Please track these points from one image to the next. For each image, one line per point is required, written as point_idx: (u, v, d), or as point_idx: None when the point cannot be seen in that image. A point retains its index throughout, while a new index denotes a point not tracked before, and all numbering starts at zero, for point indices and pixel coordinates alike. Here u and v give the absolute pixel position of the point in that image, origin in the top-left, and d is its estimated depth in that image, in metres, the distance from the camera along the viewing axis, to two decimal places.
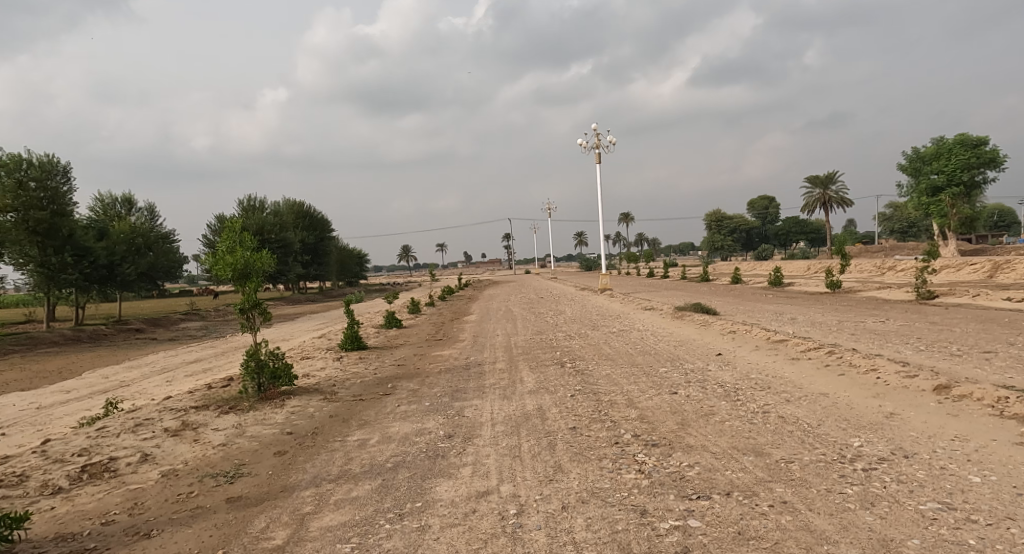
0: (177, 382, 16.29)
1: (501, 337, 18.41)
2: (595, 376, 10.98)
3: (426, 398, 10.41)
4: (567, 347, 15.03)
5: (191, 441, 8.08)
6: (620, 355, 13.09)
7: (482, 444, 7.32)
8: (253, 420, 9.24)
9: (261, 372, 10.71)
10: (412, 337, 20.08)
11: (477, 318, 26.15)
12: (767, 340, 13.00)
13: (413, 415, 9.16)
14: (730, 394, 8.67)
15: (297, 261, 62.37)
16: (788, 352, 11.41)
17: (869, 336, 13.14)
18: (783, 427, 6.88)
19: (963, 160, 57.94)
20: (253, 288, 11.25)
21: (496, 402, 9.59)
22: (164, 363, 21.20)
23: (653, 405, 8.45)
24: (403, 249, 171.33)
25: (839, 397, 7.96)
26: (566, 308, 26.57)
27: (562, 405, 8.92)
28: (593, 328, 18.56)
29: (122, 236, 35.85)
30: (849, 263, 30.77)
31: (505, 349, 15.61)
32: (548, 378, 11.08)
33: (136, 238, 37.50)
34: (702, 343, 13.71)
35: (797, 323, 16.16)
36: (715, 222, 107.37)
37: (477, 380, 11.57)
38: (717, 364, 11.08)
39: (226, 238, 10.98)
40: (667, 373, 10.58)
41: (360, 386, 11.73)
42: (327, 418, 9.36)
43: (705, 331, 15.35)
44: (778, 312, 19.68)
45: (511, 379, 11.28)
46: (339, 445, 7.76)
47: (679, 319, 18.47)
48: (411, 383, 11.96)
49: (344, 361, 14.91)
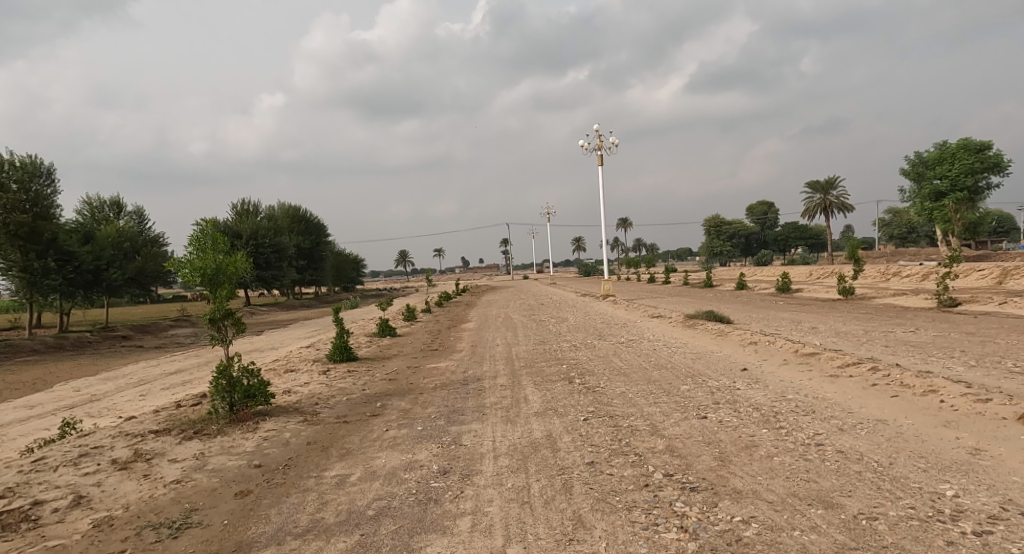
0: (152, 397, 15.01)
1: (501, 348, 17.22)
2: (609, 395, 9.79)
3: (419, 420, 9.21)
4: (573, 359, 13.90)
5: (140, 477, 6.86)
6: (634, 369, 11.92)
7: (482, 484, 6.11)
8: (218, 447, 8.02)
9: (233, 389, 9.53)
10: (406, 347, 18.90)
11: (475, 325, 24.94)
12: (795, 353, 11.84)
13: (403, 443, 7.95)
14: (769, 420, 7.47)
15: (292, 266, 61.21)
16: (823, 367, 10.22)
17: (906, 349, 12.02)
18: (846, 465, 5.70)
19: (967, 164, 57.12)
20: (225, 296, 10.05)
21: (498, 427, 8.40)
22: (143, 374, 19.96)
23: (683, 434, 7.25)
24: (401, 254, 170.48)
25: (901, 424, 6.78)
26: (569, 315, 25.45)
27: (575, 432, 7.73)
28: (599, 338, 17.38)
29: (109, 240, 34.63)
30: (861, 268, 29.73)
31: (506, 362, 14.43)
32: (556, 398, 9.90)
33: (124, 243, 36.29)
34: (722, 356, 12.52)
35: (821, 334, 15.01)
36: (714, 227, 106.62)
37: (476, 399, 10.38)
38: (744, 381, 9.90)
39: (195, 240, 9.79)
40: (690, 393, 9.41)
41: (345, 406, 10.49)
42: (304, 446, 8.13)
43: (724, 342, 14.22)
44: (795, 320, 18.55)
45: (513, 398, 10.10)
46: (313, 483, 6.55)
47: (692, 328, 17.31)
48: (402, 401, 10.75)
49: (331, 374, 13.68)
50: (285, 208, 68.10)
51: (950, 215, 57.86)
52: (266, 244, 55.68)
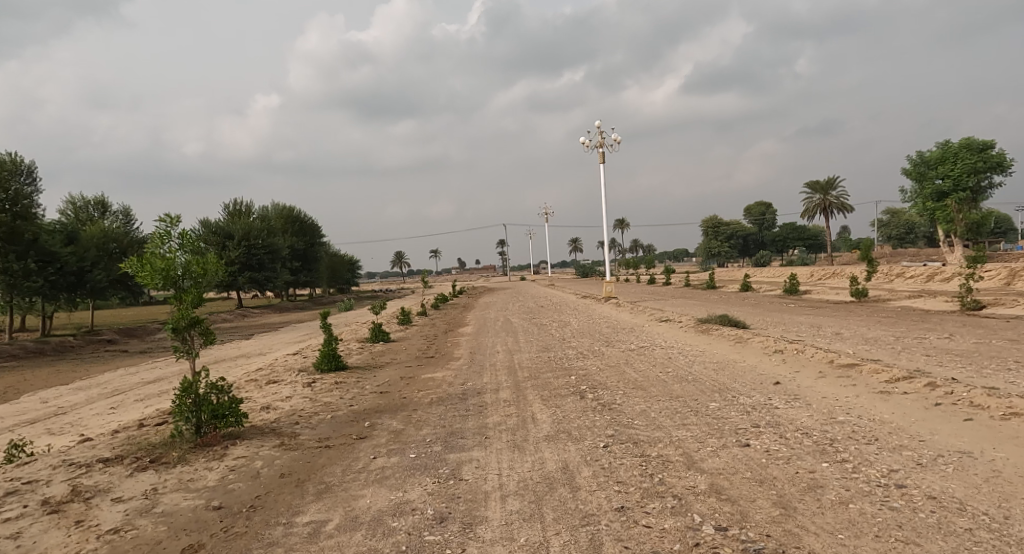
0: (123, 410, 13.78)
1: (502, 355, 16.06)
2: (629, 414, 8.62)
3: (412, 445, 7.99)
4: (581, 368, 12.77)
5: (72, 524, 5.65)
6: (653, 381, 10.74)
7: (491, 541, 4.95)
8: (176, 481, 6.83)
9: (199, 409, 8.33)
10: (400, 354, 17.74)
11: (473, 329, 23.78)
12: (830, 363, 10.65)
13: (394, 476, 6.76)
14: (827, 450, 6.31)
15: (285, 268, 59.90)
16: (868, 382, 9.04)
17: (951, 358, 10.91)
18: (947, 519, 4.56)
19: (970, 164, 56.08)
20: (190, 301, 8.79)
21: (503, 456, 7.21)
22: (120, 383, 18.71)
23: (727, 468, 6.09)
24: (396, 254, 169.26)
25: (993, 459, 5.62)
26: (572, 319, 24.30)
27: (596, 464, 6.54)
28: (607, 345, 16.19)
29: (93, 241, 33.31)
30: (874, 269, 28.62)
31: (509, 372, 13.23)
32: (569, 417, 8.74)
33: (109, 243, 34.95)
34: (748, 367, 11.35)
35: (848, 340, 13.88)
36: (712, 227, 105.65)
37: (477, 418, 9.20)
38: (781, 399, 8.72)
39: (158, 238, 8.57)
40: (722, 412, 8.24)
41: (328, 426, 9.27)
42: (276, 479, 6.88)
43: (745, 350, 13.09)
44: (814, 325, 17.38)
45: (520, 418, 8.92)
46: (281, 535, 5.37)
47: (707, 334, 16.10)
48: (394, 420, 9.55)
49: (316, 387, 12.46)
50: (277, 208, 66.77)
51: (953, 216, 56.76)
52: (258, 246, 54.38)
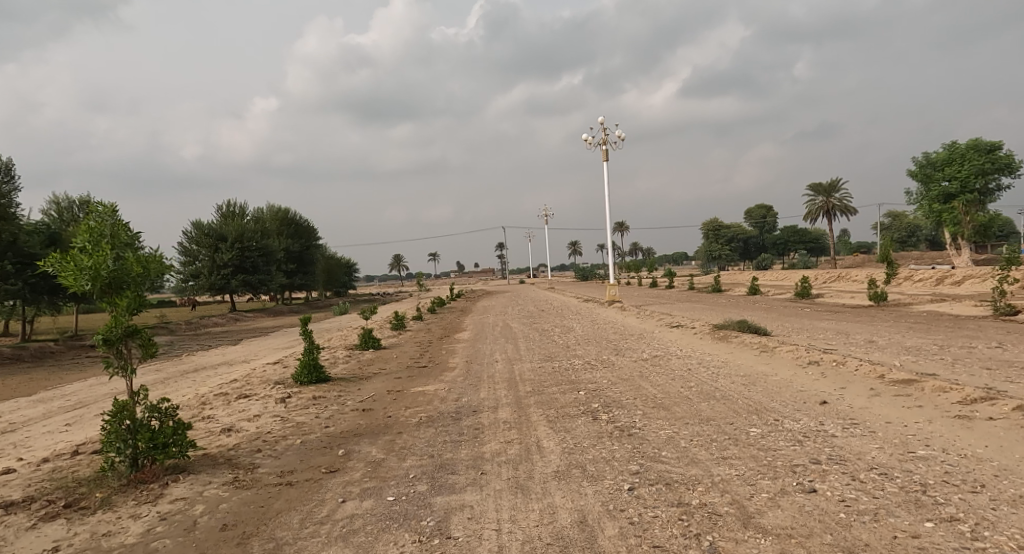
0: (78, 428, 12.32)
1: (501, 365, 14.61)
2: (656, 444, 7.16)
3: (393, 483, 6.56)
4: (590, 382, 11.34)
5: None
6: (675, 401, 9.32)
7: None
8: (87, 540, 5.39)
9: (134, 437, 6.84)
10: (389, 363, 16.31)
11: (470, 335, 22.32)
12: (880, 379, 9.21)
13: (364, 532, 5.34)
14: (924, 499, 4.87)
15: (280, 271, 58.53)
16: (938, 403, 7.58)
17: (1019, 373, 9.45)
18: None
19: (978, 165, 54.73)
20: (126, 306, 7.32)
21: (504, 502, 5.77)
22: (87, 395, 17.23)
23: (797, 528, 4.66)
24: (394, 258, 168.06)
25: None
26: (576, 324, 22.83)
27: (621, 519, 5.11)
28: (617, 354, 14.71)
29: None
30: (893, 272, 27.21)
31: (509, 385, 11.79)
32: (581, 447, 7.30)
33: None
34: (784, 382, 9.89)
35: (887, 350, 12.44)
36: (712, 230, 104.29)
37: (473, 447, 7.73)
38: (837, 424, 7.26)
39: (87, 229, 7.17)
40: (768, 442, 6.80)
41: (296, 455, 7.81)
42: (214, 534, 5.44)
43: (774, 361, 11.67)
44: (841, 332, 15.92)
45: (524, 448, 7.48)
46: None
47: (726, 342, 14.64)
48: (374, 447, 8.09)
49: (292, 403, 11.00)
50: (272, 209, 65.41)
51: (960, 218, 55.33)
52: (252, 248, 52.92)
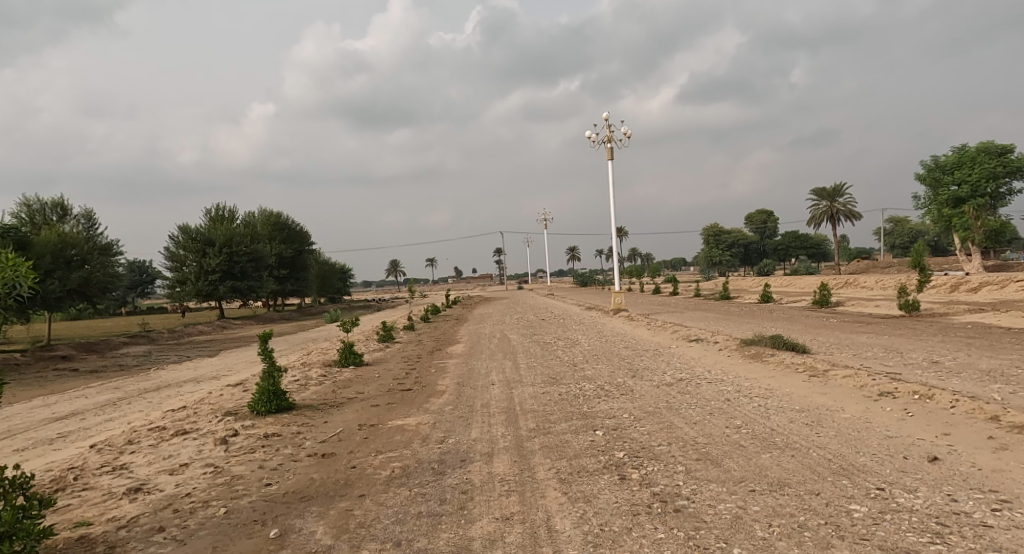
0: None
1: (497, 389, 12.41)
2: (719, 532, 4.97)
3: None
4: (608, 418, 9.15)
5: None
6: (725, 450, 7.11)
7: None
8: None
9: None
10: (369, 385, 14.09)
11: (464, 349, 20.11)
12: (995, 422, 7.02)
13: None
14: None
15: (271, 276, 56.42)
16: None
17: None
18: None
19: (989, 168, 52.45)
20: None
21: None
22: (26, 419, 15.12)
23: None
24: (392, 264, 166.92)
25: None
26: (580, 337, 20.65)
27: None
28: (634, 376, 12.46)
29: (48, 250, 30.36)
30: (925, 279, 24.98)
31: (507, 420, 9.56)
32: (612, 535, 5.09)
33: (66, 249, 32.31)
34: (860, 423, 7.66)
35: (963, 375, 10.26)
36: (713, 236, 101.94)
37: (459, 528, 5.52)
38: (978, 501, 5.06)
39: None
40: (893, 537, 4.61)
41: (212, 540, 5.59)
42: None
43: (835, 391, 9.48)
44: (892, 350, 13.75)
45: (529, 535, 5.25)
46: None
47: (762, 363, 12.45)
48: (320, 524, 5.86)
49: (234, 445, 8.75)
50: (264, 213, 63.31)
51: (971, 223, 53.10)
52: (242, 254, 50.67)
